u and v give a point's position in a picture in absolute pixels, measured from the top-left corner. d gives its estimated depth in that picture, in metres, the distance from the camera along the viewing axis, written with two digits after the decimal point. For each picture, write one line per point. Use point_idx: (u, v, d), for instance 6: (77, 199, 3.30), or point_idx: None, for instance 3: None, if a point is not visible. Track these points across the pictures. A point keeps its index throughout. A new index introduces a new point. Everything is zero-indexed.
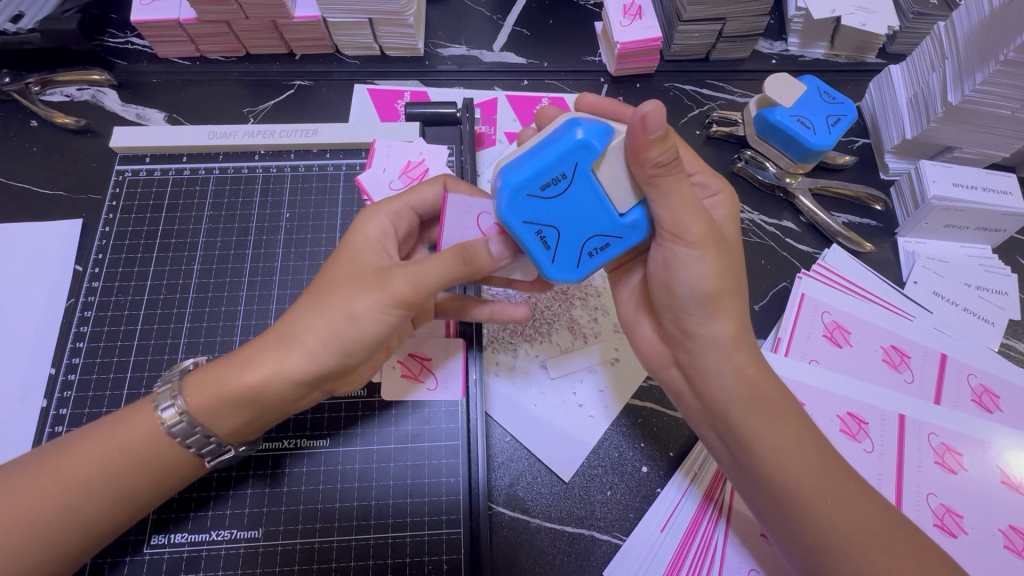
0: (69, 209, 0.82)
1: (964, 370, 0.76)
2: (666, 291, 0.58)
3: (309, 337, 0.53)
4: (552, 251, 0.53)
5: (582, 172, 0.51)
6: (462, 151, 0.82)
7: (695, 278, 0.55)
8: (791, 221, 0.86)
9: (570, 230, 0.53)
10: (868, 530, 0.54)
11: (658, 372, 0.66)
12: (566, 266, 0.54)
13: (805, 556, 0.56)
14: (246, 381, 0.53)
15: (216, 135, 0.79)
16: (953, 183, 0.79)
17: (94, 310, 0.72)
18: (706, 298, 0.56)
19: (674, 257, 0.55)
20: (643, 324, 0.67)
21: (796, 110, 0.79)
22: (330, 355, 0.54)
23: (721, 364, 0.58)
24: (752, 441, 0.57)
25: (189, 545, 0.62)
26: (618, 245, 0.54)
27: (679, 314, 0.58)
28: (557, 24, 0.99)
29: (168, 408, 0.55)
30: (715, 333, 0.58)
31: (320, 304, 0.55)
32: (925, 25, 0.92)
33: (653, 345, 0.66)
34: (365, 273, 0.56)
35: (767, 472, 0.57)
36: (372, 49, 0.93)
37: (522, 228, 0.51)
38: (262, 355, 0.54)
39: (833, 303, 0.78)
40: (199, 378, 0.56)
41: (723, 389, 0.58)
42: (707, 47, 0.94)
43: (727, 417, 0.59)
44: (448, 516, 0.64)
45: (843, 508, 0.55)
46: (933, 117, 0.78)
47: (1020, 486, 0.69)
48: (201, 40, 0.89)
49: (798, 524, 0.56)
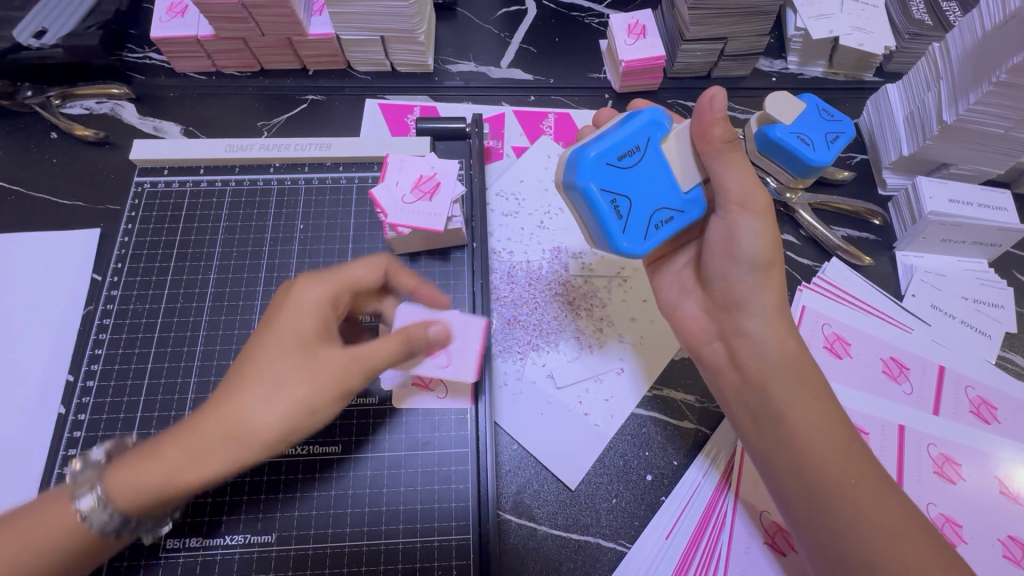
0: (87, 219, 0.84)
1: (962, 382, 0.77)
2: (728, 258, 0.65)
3: (267, 434, 0.51)
4: (624, 220, 0.62)
5: (650, 151, 0.63)
6: (471, 165, 0.84)
7: (751, 245, 0.63)
8: (792, 235, 0.88)
9: (639, 201, 0.62)
10: (888, 516, 0.55)
11: (699, 345, 0.70)
12: (636, 236, 0.62)
13: (818, 531, 0.57)
14: (189, 482, 0.49)
15: (232, 149, 0.81)
16: (950, 199, 0.81)
17: (112, 317, 0.73)
18: (762, 264, 0.63)
19: (737, 227, 0.64)
20: (687, 304, 0.72)
21: (795, 127, 0.81)
22: (289, 443, 0.53)
23: (765, 331, 0.63)
24: (784, 410, 0.60)
25: (203, 550, 0.63)
26: (680, 218, 0.64)
27: (734, 280, 0.65)
28: (563, 42, 1.02)
29: (86, 500, 0.50)
30: (764, 300, 0.63)
31: (275, 391, 0.52)
32: (921, 45, 0.95)
33: (697, 320, 0.71)
34: (317, 367, 0.54)
35: (799, 445, 0.59)
36: (383, 65, 0.96)
37: (601, 197, 0.61)
38: (206, 451, 0.50)
39: (833, 315, 0.80)
40: (123, 476, 0.50)
41: (767, 357, 0.63)
42: (708, 65, 0.97)
43: (765, 385, 0.62)
44: (457, 522, 0.65)
45: (866, 487, 0.57)
46: (929, 135, 0.81)
47: (1017, 496, 0.71)
48: (217, 55, 0.92)
49: (818, 499, 0.57)
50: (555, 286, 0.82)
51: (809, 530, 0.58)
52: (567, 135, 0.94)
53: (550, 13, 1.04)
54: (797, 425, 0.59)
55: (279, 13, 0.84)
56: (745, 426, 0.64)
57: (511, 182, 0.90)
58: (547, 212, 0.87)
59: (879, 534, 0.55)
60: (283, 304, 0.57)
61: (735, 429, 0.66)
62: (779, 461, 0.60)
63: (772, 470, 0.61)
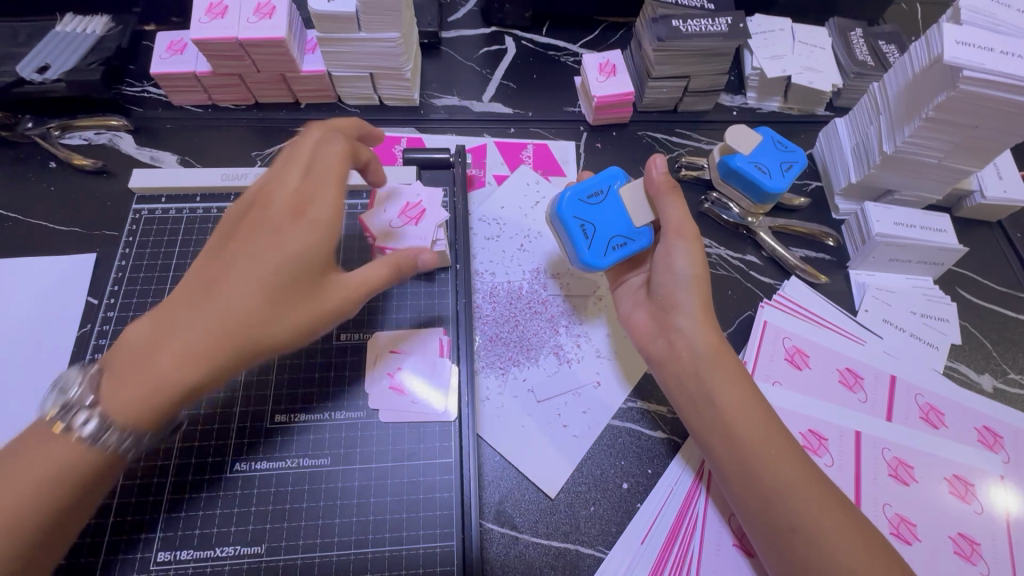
0: (83, 245, 0.87)
1: (912, 390, 0.83)
2: (666, 271, 0.76)
3: (186, 334, 0.56)
4: (588, 240, 0.75)
5: (613, 192, 0.77)
6: (454, 192, 0.89)
7: (685, 264, 0.74)
8: (754, 256, 0.95)
9: (602, 227, 0.76)
10: (803, 477, 0.63)
11: (645, 344, 0.77)
12: (596, 253, 0.75)
13: (752, 505, 0.64)
14: (165, 355, 0.55)
15: (229, 177, 0.86)
16: (894, 222, 0.88)
17: (108, 338, 0.76)
18: (692, 276, 0.74)
19: (673, 250, 0.75)
20: (635, 311, 0.80)
21: (752, 157, 0.87)
22: (198, 359, 0.56)
23: (695, 326, 0.72)
24: (715, 395, 0.68)
25: (194, 562, 0.64)
26: (634, 244, 0.76)
27: (673, 287, 0.75)
28: (540, 78, 1.09)
29: (86, 421, 0.54)
30: (692, 303, 0.73)
31: (184, 333, 0.56)
32: (865, 83, 1.05)
33: (642, 322, 0.79)
34: (240, 308, 0.58)
35: (728, 421, 0.67)
36: (371, 99, 1.02)
37: (571, 221, 0.76)
38: (185, 321, 0.57)
39: (792, 329, 0.86)
40: (117, 386, 0.55)
41: (697, 349, 0.71)
42: (674, 100, 1.05)
43: (697, 371, 0.70)
44: (441, 530, 0.68)
45: (783, 455, 0.64)
46: (873, 164, 0.89)
47: (964, 495, 0.76)
48: (213, 90, 0.97)
49: (747, 467, 0.64)
50: (535, 304, 0.87)
51: (744, 503, 0.65)
52: (545, 164, 1.01)
53: (529, 52, 1.12)
54: (724, 404, 0.67)
55: (274, 51, 0.90)
56: (685, 411, 0.72)
57: (493, 208, 0.95)
58: (527, 235, 0.93)
59: (797, 494, 0.62)
60: (212, 341, 0.56)
61: (678, 413, 0.73)
62: (712, 438, 0.68)
63: (710, 451, 0.68)
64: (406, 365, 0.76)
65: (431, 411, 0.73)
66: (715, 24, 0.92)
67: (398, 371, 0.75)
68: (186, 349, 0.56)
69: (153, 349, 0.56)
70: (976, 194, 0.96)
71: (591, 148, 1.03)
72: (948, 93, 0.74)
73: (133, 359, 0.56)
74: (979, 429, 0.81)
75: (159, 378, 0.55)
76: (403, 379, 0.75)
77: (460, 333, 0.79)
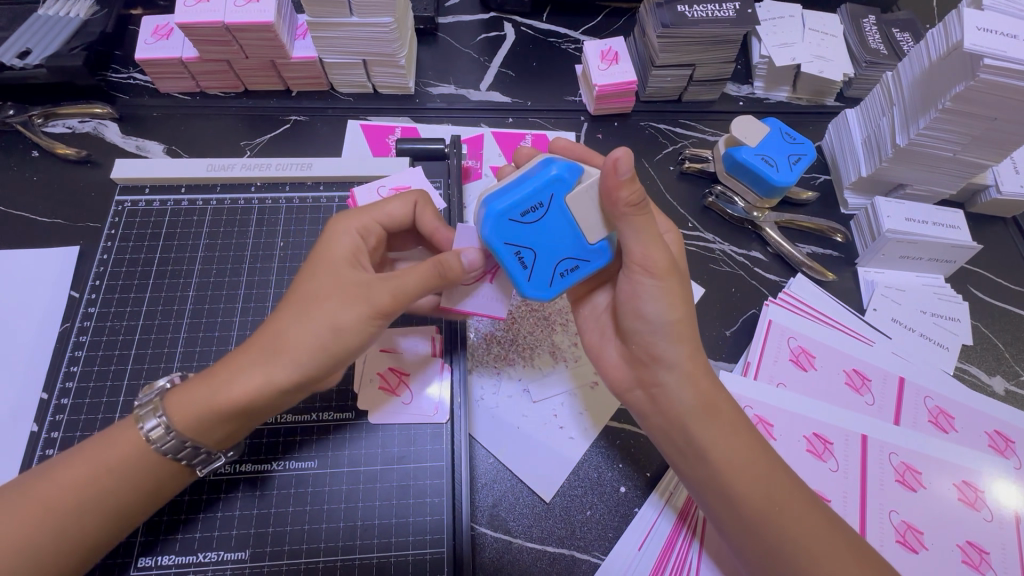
0: (66, 237, 0.85)
1: (921, 393, 0.80)
2: (634, 317, 0.62)
3: (240, 363, 0.55)
4: (529, 270, 0.60)
5: (558, 202, 0.58)
6: (449, 185, 0.87)
7: (657, 308, 0.60)
8: (759, 252, 0.92)
9: (544, 251, 0.59)
10: (815, 535, 0.58)
11: (623, 395, 0.69)
12: (540, 284, 0.61)
13: (760, 564, 0.59)
14: (227, 393, 0.54)
15: (215, 168, 0.83)
16: (906, 218, 0.85)
17: (88, 334, 0.74)
18: (671, 323, 0.61)
19: (642, 289, 0.60)
20: (609, 350, 0.71)
21: (760, 149, 0.84)
22: (247, 383, 0.54)
23: (681, 382, 0.62)
24: (710, 453, 0.60)
25: (176, 567, 0.62)
26: (587, 267, 0.61)
27: (648, 338, 0.62)
28: (540, 66, 1.06)
29: (154, 426, 0.55)
30: (679, 355, 0.61)
31: (244, 364, 0.55)
32: (878, 73, 1.01)
33: (618, 367, 0.70)
34: (290, 319, 0.56)
35: (726, 484, 0.60)
36: (365, 87, 0.99)
37: (505, 249, 0.59)
38: (245, 363, 0.55)
39: (798, 329, 0.83)
40: (180, 401, 0.55)
41: (683, 405, 0.62)
42: (679, 89, 1.01)
43: (686, 429, 0.62)
44: (431, 536, 0.66)
45: (794, 515, 0.58)
46: (885, 157, 0.85)
47: (975, 503, 0.73)
48: (201, 77, 0.94)
49: (753, 530, 0.59)
50: (528, 299, 0.84)
51: (752, 561, 0.60)
52: None
53: (528, 40, 1.08)
54: (720, 465, 0.60)
55: (263, 37, 0.86)
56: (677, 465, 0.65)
57: None
58: None
59: (808, 556, 0.57)
60: (270, 335, 0.56)
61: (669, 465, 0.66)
62: (710, 499, 0.62)
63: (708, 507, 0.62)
64: (397, 362, 0.73)
65: (420, 413, 0.71)
66: (721, 10, 0.88)
67: (389, 369, 0.73)
68: (246, 367, 0.55)
69: (224, 371, 0.55)
70: (991, 189, 0.92)
71: (592, 139, 1.00)
72: (966, 83, 0.70)
73: (207, 379, 0.56)
74: (990, 433, 0.79)
75: (219, 397, 0.55)
76: (394, 376, 0.73)
77: (453, 331, 0.76)
